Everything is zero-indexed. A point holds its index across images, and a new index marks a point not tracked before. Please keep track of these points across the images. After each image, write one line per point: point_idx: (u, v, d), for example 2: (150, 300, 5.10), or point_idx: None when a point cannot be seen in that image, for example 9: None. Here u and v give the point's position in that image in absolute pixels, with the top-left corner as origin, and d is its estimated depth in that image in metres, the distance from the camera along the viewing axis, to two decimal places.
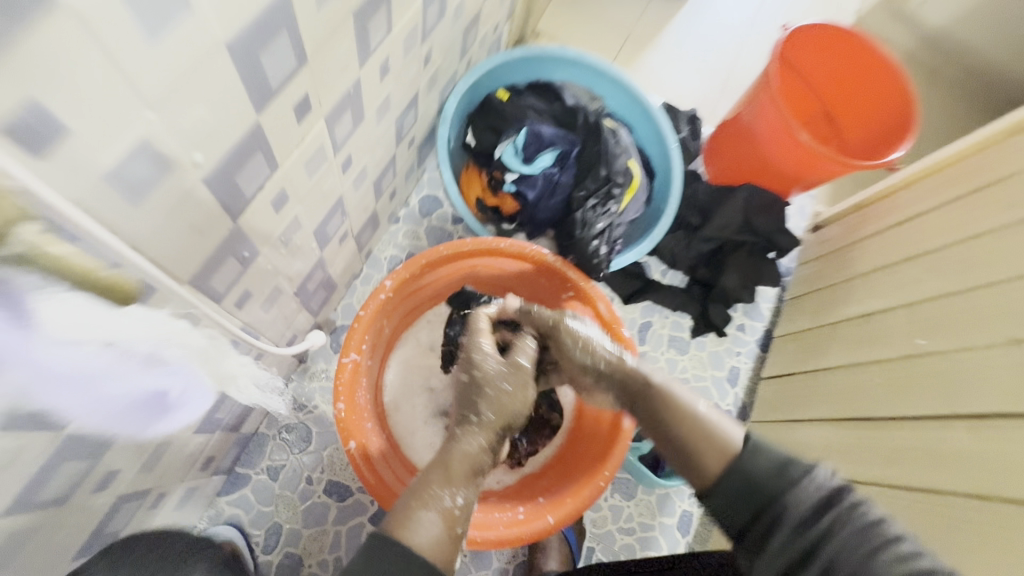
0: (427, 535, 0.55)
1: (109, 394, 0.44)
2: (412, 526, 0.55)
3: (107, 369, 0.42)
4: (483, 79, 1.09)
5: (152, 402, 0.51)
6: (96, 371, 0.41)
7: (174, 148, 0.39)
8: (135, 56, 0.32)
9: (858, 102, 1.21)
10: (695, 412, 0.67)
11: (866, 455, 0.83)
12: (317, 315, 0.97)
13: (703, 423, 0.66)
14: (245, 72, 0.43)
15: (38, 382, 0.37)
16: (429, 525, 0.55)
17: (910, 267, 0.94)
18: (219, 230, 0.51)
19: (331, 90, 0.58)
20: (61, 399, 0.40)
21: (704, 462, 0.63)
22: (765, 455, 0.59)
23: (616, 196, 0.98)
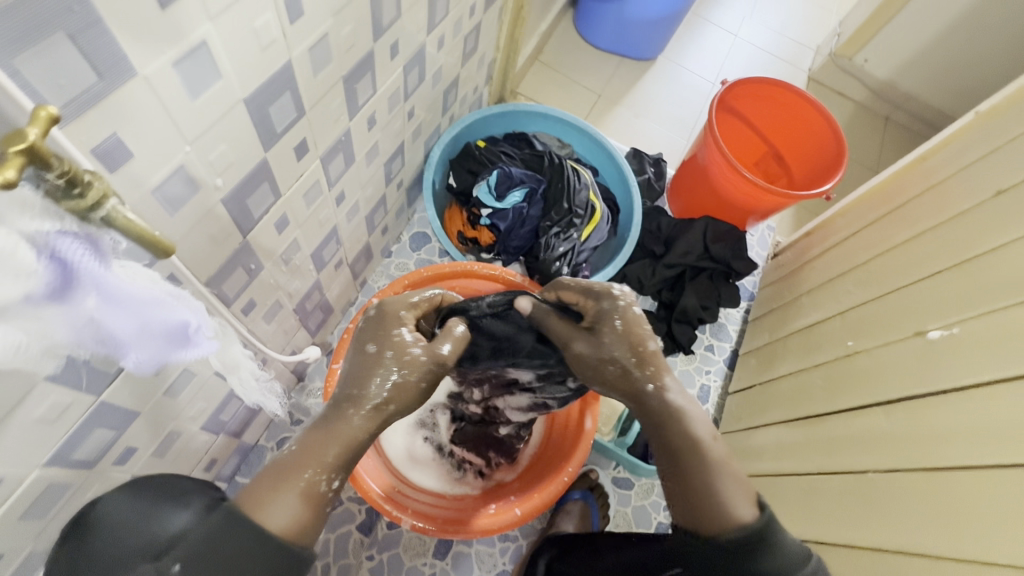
0: (286, 513, 0.55)
1: (154, 323, 0.41)
2: (268, 506, 0.54)
3: (160, 303, 0.41)
4: (464, 131, 1.27)
5: (179, 344, 0.45)
6: (151, 304, 0.40)
7: (202, 172, 0.53)
8: (181, 106, 0.46)
9: (797, 143, 1.38)
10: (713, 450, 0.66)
11: (807, 449, 0.90)
12: (315, 335, 1.09)
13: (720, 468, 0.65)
14: (257, 120, 0.58)
15: (107, 308, 0.37)
16: (288, 506, 0.55)
17: (845, 281, 1.04)
18: (231, 242, 0.64)
19: (325, 136, 0.74)
20: (119, 326, 0.39)
21: (715, 509, 0.62)
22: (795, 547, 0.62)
23: (577, 225, 1.11)
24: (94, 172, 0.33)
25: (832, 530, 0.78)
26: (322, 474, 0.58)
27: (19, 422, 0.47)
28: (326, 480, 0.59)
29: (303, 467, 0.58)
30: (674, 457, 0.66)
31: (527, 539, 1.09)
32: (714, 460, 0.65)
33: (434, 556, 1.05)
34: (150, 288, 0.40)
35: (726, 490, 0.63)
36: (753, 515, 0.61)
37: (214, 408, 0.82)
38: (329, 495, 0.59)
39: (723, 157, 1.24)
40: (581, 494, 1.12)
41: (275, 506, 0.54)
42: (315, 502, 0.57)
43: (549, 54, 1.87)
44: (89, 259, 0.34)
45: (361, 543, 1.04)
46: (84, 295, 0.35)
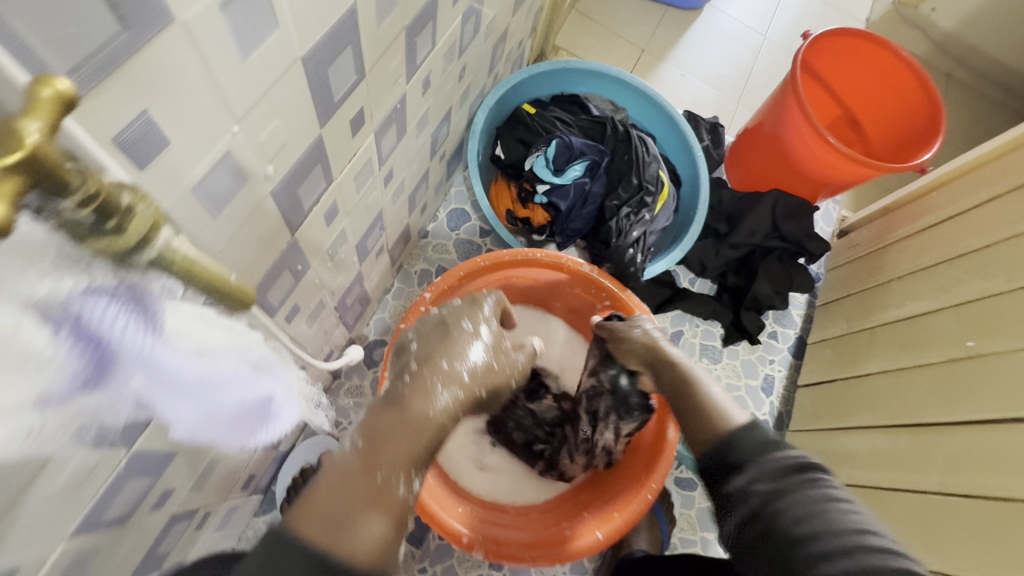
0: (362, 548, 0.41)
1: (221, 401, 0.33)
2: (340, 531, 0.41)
3: (232, 379, 0.33)
4: (509, 94, 1.11)
5: (259, 415, 0.38)
6: (220, 382, 0.32)
7: (251, 162, 0.40)
8: (229, 70, 0.33)
9: (880, 107, 1.22)
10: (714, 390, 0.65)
11: (918, 462, 0.81)
12: (351, 330, 0.97)
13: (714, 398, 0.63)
14: (315, 88, 0.44)
15: (167, 392, 0.30)
16: (365, 534, 0.42)
17: (950, 269, 0.93)
18: (279, 243, 0.52)
19: (381, 104, 0.59)
20: (181, 412, 0.31)
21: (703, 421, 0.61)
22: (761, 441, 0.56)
23: (649, 204, 0.98)
24: (135, 190, 0.23)
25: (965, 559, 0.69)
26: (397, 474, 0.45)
27: (37, 503, 0.35)
28: (405, 480, 0.46)
29: (374, 465, 0.45)
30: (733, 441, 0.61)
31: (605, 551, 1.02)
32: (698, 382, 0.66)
33: (489, 567, 0.97)
34: (221, 363, 0.33)
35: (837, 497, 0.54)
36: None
37: None
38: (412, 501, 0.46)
39: (807, 122, 1.08)
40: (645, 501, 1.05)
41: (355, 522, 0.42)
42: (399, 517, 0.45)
43: (587, 3, 1.67)
44: (140, 336, 0.26)
45: (412, 554, 0.97)
46: (134, 378, 0.27)
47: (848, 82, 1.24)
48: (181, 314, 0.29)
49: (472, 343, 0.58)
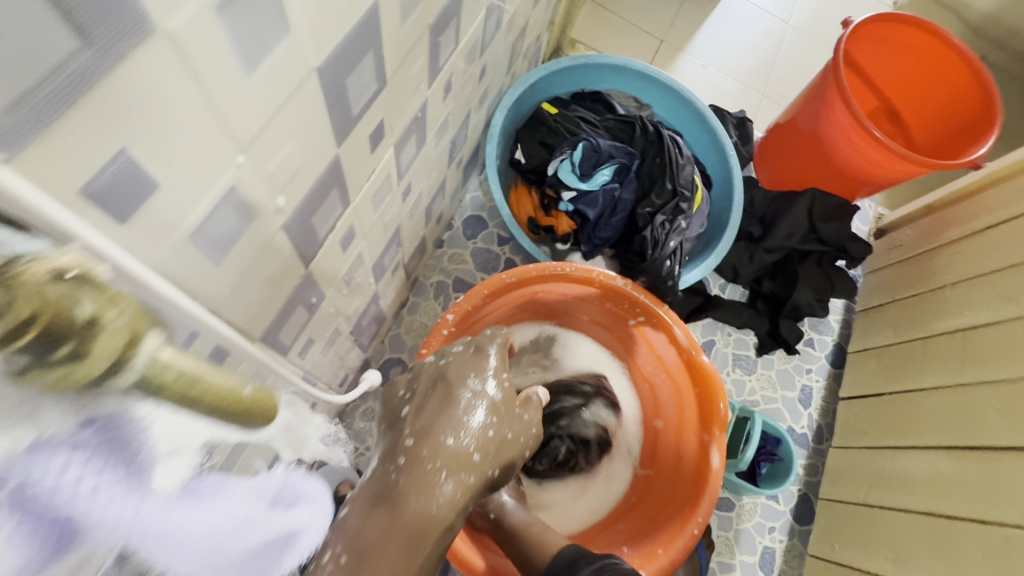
0: None
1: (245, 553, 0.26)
2: None
3: (238, 528, 0.26)
4: (528, 92, 1.03)
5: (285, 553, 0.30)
6: (220, 538, 0.25)
7: (260, 195, 0.34)
8: (228, 91, 0.26)
9: (923, 98, 1.14)
10: None
11: (989, 490, 0.74)
12: (367, 350, 0.91)
13: None
14: (332, 102, 0.37)
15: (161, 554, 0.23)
16: None
17: (1012, 276, 0.86)
18: (293, 278, 0.45)
19: (402, 115, 0.52)
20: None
21: None
22: None
23: (686, 210, 0.90)
24: (115, 299, 0.20)
25: None
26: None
27: None
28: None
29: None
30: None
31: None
32: None
33: None
34: (226, 505, 0.26)
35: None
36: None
37: None
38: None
39: (851, 116, 1.00)
40: None
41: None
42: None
43: None
44: (105, 496, 0.21)
45: None
46: (103, 545, 0.22)
47: (889, 72, 1.15)
48: (172, 451, 0.24)
49: (475, 404, 0.50)
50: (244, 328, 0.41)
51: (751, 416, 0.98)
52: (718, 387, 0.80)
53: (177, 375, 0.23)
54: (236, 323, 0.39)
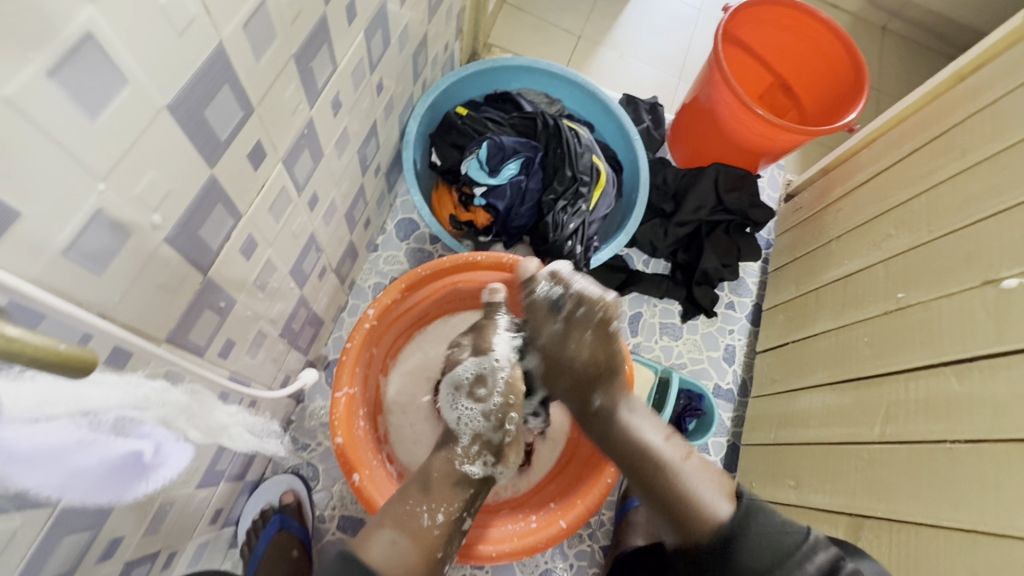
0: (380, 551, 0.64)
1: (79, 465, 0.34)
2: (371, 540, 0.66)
3: (78, 444, 0.33)
4: (441, 99, 1.11)
5: (127, 468, 0.39)
6: (64, 449, 0.32)
7: (130, 214, 0.41)
8: (76, 134, 0.33)
9: (809, 70, 1.24)
10: (679, 465, 0.69)
11: (865, 413, 0.84)
12: (308, 353, 0.98)
13: (685, 471, 0.68)
14: (192, 131, 0.44)
15: (12, 466, 0.30)
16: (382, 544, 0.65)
17: (879, 226, 0.96)
18: (191, 285, 0.52)
19: (283, 134, 0.59)
20: (26, 480, 0.32)
21: (697, 520, 0.63)
22: None
23: (584, 195, 1.00)
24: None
25: (909, 507, 0.71)
26: (421, 508, 0.71)
27: None
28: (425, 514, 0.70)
29: (407, 499, 0.71)
30: (636, 464, 0.71)
31: (599, 545, 1.04)
32: (669, 461, 0.70)
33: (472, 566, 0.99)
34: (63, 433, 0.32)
35: (699, 492, 0.65)
36: (730, 506, 0.62)
37: (207, 462, 0.71)
38: (433, 530, 0.69)
39: (734, 95, 1.10)
40: None
41: (379, 541, 0.65)
42: (428, 546, 0.68)
43: None
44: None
45: None
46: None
47: (773, 49, 1.26)
48: (39, 378, 0.29)
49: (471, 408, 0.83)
50: (148, 330, 0.48)
51: (672, 376, 1.08)
52: (632, 349, 0.87)
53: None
54: (136, 325, 0.46)
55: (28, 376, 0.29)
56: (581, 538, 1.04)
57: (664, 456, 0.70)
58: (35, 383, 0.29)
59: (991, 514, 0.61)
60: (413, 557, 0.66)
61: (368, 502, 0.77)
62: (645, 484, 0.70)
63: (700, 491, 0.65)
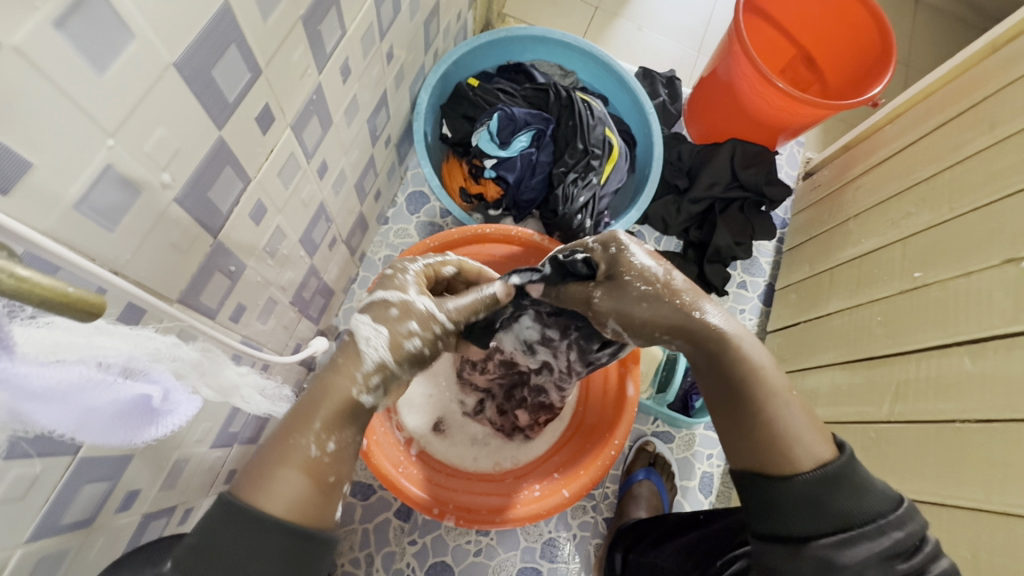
0: (281, 502, 0.47)
1: (100, 409, 0.35)
2: (260, 491, 0.47)
3: (90, 383, 0.34)
4: (453, 69, 1.09)
5: (141, 416, 0.40)
6: (77, 386, 0.34)
7: (141, 172, 0.41)
8: (85, 87, 0.34)
9: (834, 44, 1.19)
10: (780, 399, 0.56)
11: (877, 394, 0.83)
12: (319, 322, 1.00)
13: (784, 409, 0.55)
14: (199, 89, 0.44)
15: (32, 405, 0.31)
16: (282, 490, 0.47)
17: (899, 204, 0.94)
18: (202, 248, 0.53)
19: (291, 99, 0.59)
20: (45, 418, 0.33)
21: (790, 465, 0.52)
22: (872, 496, 0.51)
23: (596, 168, 0.98)
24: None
25: (914, 485, 0.71)
26: (309, 436, 0.50)
27: None
28: (315, 441, 0.51)
29: (290, 430, 0.51)
30: (727, 386, 0.57)
31: (603, 516, 1.06)
32: (773, 391, 0.56)
33: (477, 533, 1.02)
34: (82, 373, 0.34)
35: (796, 433, 0.54)
36: (829, 456, 0.53)
37: (221, 423, 0.73)
38: (325, 459, 0.51)
39: (753, 67, 1.06)
40: (645, 472, 1.06)
41: (272, 485, 0.47)
42: (318, 475, 0.50)
43: None
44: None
45: (402, 528, 1.01)
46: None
47: (797, 20, 1.21)
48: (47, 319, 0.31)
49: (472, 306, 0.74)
50: (160, 289, 0.49)
51: (678, 353, 1.08)
52: None
53: (12, 275, 0.25)
54: (149, 284, 0.47)
55: (41, 321, 0.31)
56: (585, 509, 1.06)
57: (770, 385, 0.56)
58: (50, 329, 0.32)
59: (999, 493, 0.61)
60: (312, 498, 0.49)
61: (376, 467, 0.79)
62: (731, 404, 0.57)
63: (795, 434, 0.54)
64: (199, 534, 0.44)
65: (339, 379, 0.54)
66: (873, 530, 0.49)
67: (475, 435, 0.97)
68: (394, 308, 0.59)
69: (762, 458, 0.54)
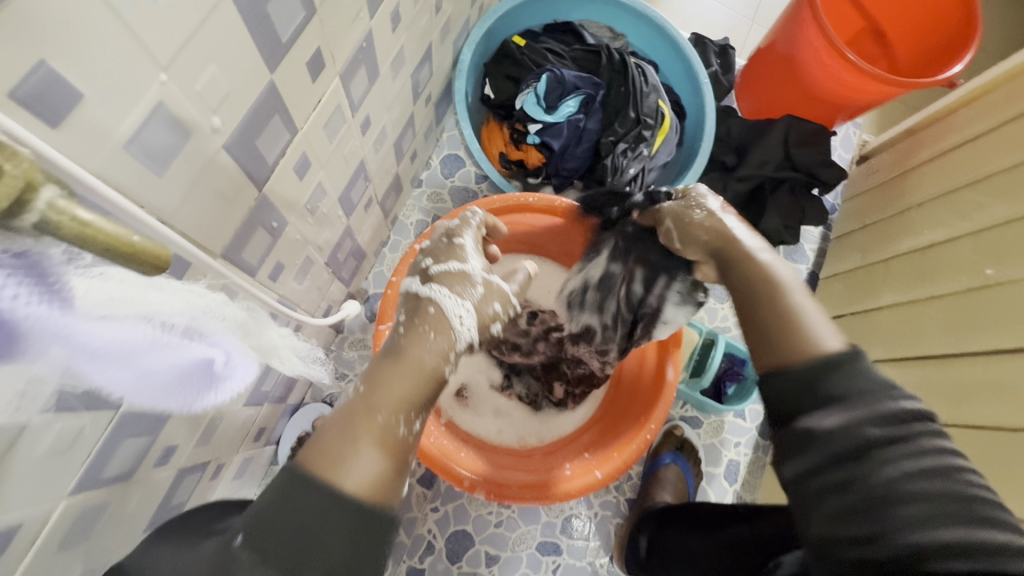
0: (355, 480, 0.44)
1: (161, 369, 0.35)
2: (337, 461, 0.44)
3: (152, 344, 0.34)
4: (498, 26, 1.03)
5: (201, 382, 0.40)
6: (134, 349, 0.33)
7: (191, 112, 0.38)
8: (140, 11, 0.30)
9: (909, 17, 1.10)
10: (789, 294, 0.53)
11: (933, 394, 0.78)
12: (349, 285, 0.97)
13: (793, 307, 0.52)
14: (255, 25, 0.40)
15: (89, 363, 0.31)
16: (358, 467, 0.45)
17: (969, 195, 0.87)
18: (247, 201, 0.50)
19: (343, 44, 0.55)
20: (99, 375, 0.32)
21: (786, 348, 0.49)
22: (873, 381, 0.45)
23: (648, 138, 0.93)
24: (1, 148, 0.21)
25: None
26: (399, 415, 0.48)
27: (23, 467, 0.37)
28: (405, 421, 0.49)
29: (375, 408, 0.47)
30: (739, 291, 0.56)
31: (625, 497, 1.05)
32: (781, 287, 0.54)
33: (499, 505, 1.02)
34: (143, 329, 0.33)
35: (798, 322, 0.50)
36: (838, 348, 0.47)
37: (253, 382, 0.72)
38: (410, 439, 0.49)
39: (824, 37, 0.98)
40: (672, 457, 1.04)
41: (347, 461, 0.45)
42: (396, 453, 0.47)
43: None
44: (35, 302, 0.26)
45: (424, 495, 1.01)
46: (45, 350, 0.28)
47: None
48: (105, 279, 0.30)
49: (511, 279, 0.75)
50: (202, 241, 0.46)
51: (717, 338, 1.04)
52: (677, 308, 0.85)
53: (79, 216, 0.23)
54: (194, 236, 0.44)
55: (97, 272, 0.30)
56: (607, 488, 1.05)
57: (781, 279, 0.55)
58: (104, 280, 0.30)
59: None
60: (387, 470, 0.46)
61: None
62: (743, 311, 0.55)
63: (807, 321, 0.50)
64: (261, 509, 0.42)
65: (423, 353, 0.51)
66: (964, 487, 0.39)
67: (500, 409, 0.96)
68: (477, 285, 0.58)
69: (801, 401, 0.46)
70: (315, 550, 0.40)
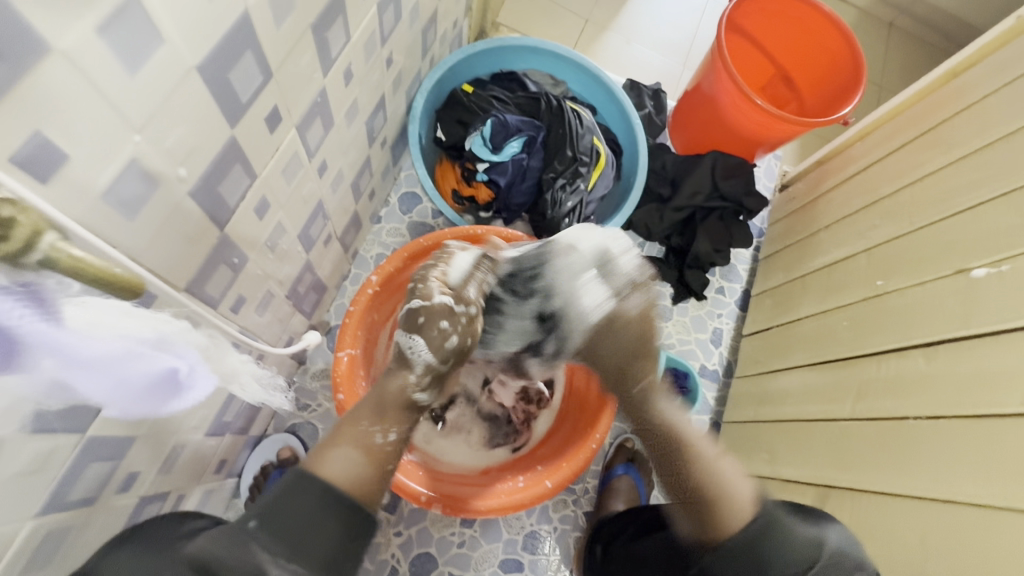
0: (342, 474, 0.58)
1: (136, 377, 0.41)
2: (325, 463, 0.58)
3: (130, 357, 0.40)
4: (449, 75, 1.13)
5: (171, 390, 0.46)
6: (120, 359, 0.39)
7: (160, 166, 0.44)
8: (119, 87, 0.36)
9: (810, 66, 1.26)
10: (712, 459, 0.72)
11: (841, 393, 0.88)
12: (311, 317, 1.02)
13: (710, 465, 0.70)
14: (217, 91, 0.47)
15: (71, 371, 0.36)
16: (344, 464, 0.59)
17: (866, 217, 1.00)
18: (209, 240, 0.56)
19: (298, 100, 0.62)
20: (85, 385, 0.39)
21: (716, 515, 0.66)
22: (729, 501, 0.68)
23: (584, 175, 1.03)
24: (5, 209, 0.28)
25: (871, 477, 0.77)
26: (376, 426, 0.64)
27: None
28: (381, 431, 0.64)
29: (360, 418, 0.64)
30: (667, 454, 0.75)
31: (583, 510, 1.10)
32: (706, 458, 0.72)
33: (462, 525, 1.05)
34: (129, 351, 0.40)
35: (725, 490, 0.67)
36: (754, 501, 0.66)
37: (216, 411, 0.75)
38: (387, 447, 0.64)
39: (734, 84, 1.12)
40: (623, 468, 1.11)
41: (334, 459, 0.59)
42: (376, 458, 0.62)
43: None
44: (36, 323, 0.33)
45: (387, 520, 1.04)
46: (33, 361, 0.34)
47: (777, 40, 1.28)
48: (85, 315, 0.36)
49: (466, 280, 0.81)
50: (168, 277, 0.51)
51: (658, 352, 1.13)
52: None
53: None
54: (161, 273, 0.50)
55: (82, 299, 0.36)
56: (565, 502, 1.10)
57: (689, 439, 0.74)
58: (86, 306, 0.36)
59: (960, 484, 0.65)
60: (367, 471, 0.60)
61: (362, 452, 0.82)
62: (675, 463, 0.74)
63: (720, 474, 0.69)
64: (271, 499, 0.54)
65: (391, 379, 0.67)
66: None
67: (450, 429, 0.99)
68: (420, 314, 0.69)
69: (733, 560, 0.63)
70: (313, 532, 0.52)
